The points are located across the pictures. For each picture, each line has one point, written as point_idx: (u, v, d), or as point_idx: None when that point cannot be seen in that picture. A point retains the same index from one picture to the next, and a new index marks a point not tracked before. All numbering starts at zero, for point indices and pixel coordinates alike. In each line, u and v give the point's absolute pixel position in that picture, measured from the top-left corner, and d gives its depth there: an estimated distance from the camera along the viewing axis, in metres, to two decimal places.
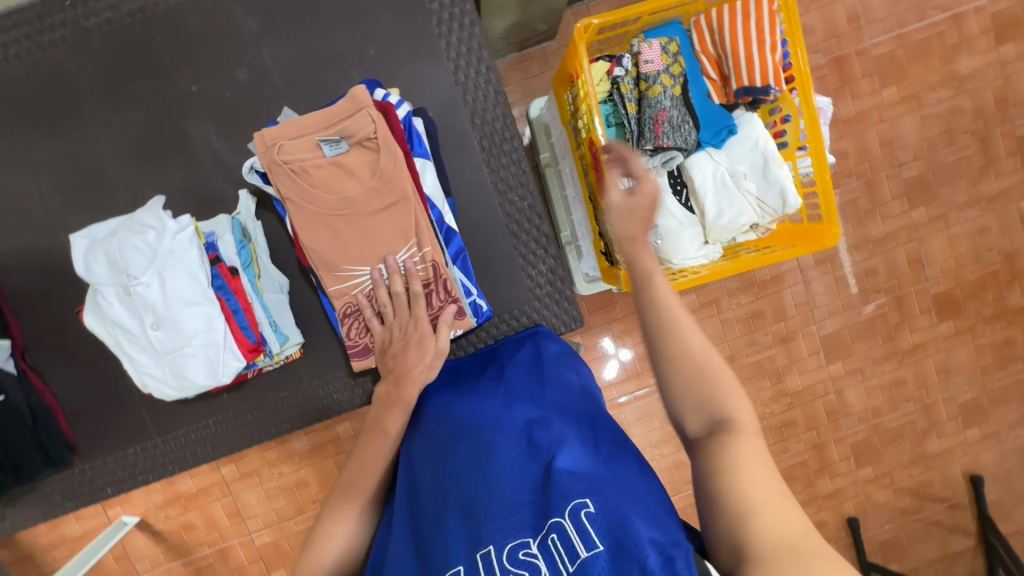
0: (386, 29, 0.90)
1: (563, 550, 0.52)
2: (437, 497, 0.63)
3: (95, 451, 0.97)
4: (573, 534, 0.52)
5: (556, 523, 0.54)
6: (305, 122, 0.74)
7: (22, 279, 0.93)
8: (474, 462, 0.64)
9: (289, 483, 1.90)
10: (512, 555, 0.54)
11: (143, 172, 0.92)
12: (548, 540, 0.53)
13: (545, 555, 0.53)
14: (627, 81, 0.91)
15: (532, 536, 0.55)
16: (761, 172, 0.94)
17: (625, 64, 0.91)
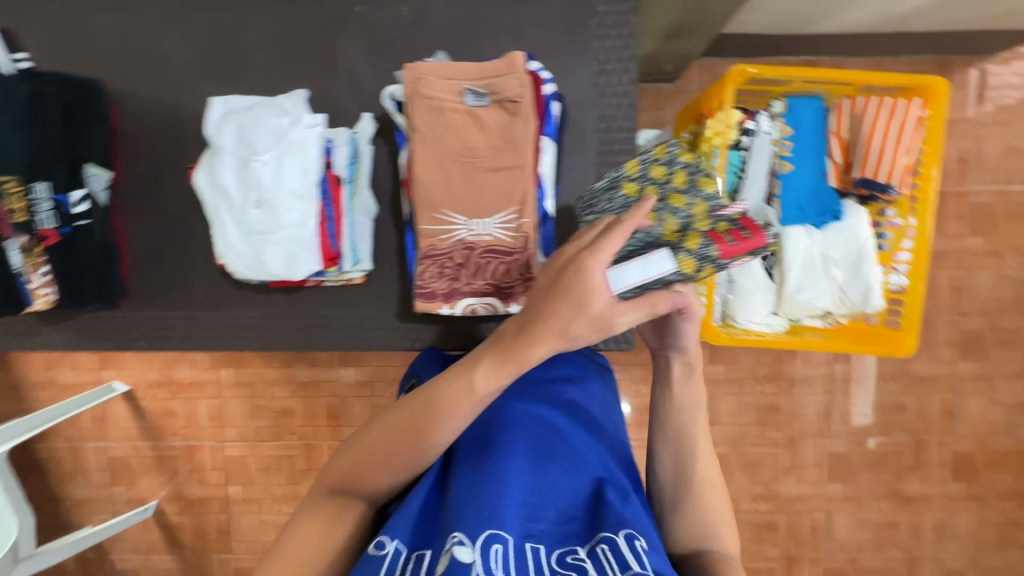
0: (548, 13, 0.94)
1: (615, 562, 0.53)
2: (490, 462, 0.63)
3: (144, 302, 1.00)
4: (626, 553, 0.53)
5: (608, 536, 0.56)
6: (457, 69, 0.77)
7: (137, 123, 0.98)
8: (530, 454, 0.65)
9: (275, 408, 1.92)
10: (559, 559, 0.55)
11: (284, 68, 0.96)
12: (598, 551, 0.55)
13: (594, 561, 0.53)
14: (757, 136, 0.93)
15: (580, 547, 0.56)
16: (852, 263, 0.95)
17: (760, 121, 0.93)
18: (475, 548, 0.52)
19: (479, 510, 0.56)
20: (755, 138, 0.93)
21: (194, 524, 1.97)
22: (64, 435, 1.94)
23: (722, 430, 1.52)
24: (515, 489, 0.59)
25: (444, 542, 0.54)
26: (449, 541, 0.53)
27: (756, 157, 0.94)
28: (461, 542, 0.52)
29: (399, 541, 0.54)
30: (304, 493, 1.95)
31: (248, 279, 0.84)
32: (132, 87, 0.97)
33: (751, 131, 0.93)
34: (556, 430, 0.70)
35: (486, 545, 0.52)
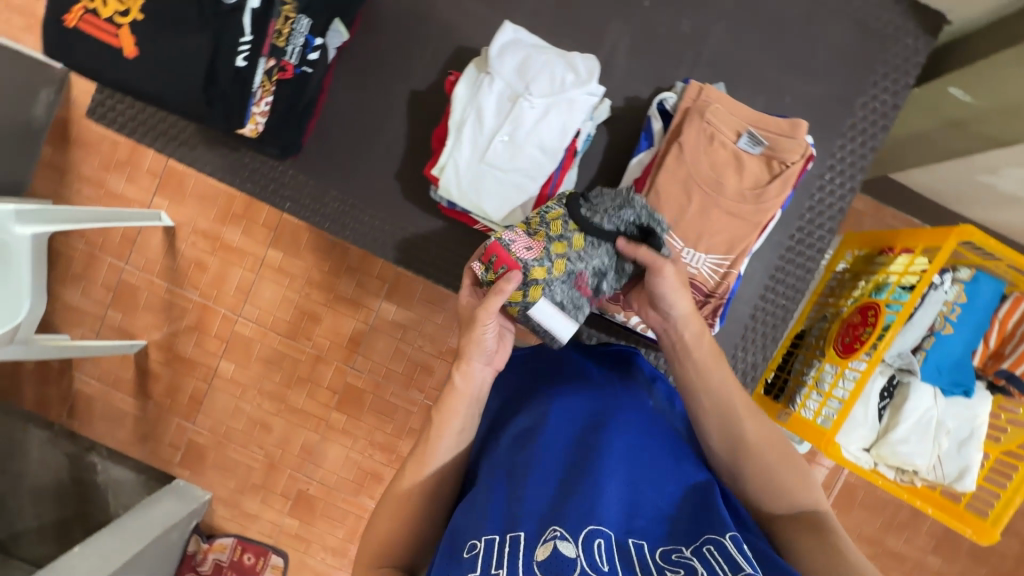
0: (811, 94, 0.96)
1: (723, 562, 0.50)
2: (577, 463, 0.61)
3: (310, 167, 0.98)
4: (734, 553, 0.51)
5: (713, 538, 0.53)
6: (745, 112, 0.79)
7: (392, 2, 0.95)
8: (617, 450, 0.63)
9: (301, 306, 1.45)
10: (664, 556, 0.52)
11: (551, 19, 0.95)
12: (704, 550, 0.52)
13: (701, 560, 0.51)
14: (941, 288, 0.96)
15: (683, 546, 0.53)
16: (960, 439, 0.99)
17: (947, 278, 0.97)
18: (578, 543, 0.51)
19: (571, 508, 0.55)
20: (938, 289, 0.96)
21: None
22: None
23: None
24: (608, 485, 0.58)
25: (542, 532, 0.53)
26: (549, 534, 0.52)
27: (928, 306, 0.97)
28: (563, 536, 0.51)
29: (497, 535, 0.54)
30: (293, 404, 1.48)
31: (448, 200, 0.83)
32: None
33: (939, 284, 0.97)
34: (640, 427, 0.67)
35: (589, 541, 0.51)
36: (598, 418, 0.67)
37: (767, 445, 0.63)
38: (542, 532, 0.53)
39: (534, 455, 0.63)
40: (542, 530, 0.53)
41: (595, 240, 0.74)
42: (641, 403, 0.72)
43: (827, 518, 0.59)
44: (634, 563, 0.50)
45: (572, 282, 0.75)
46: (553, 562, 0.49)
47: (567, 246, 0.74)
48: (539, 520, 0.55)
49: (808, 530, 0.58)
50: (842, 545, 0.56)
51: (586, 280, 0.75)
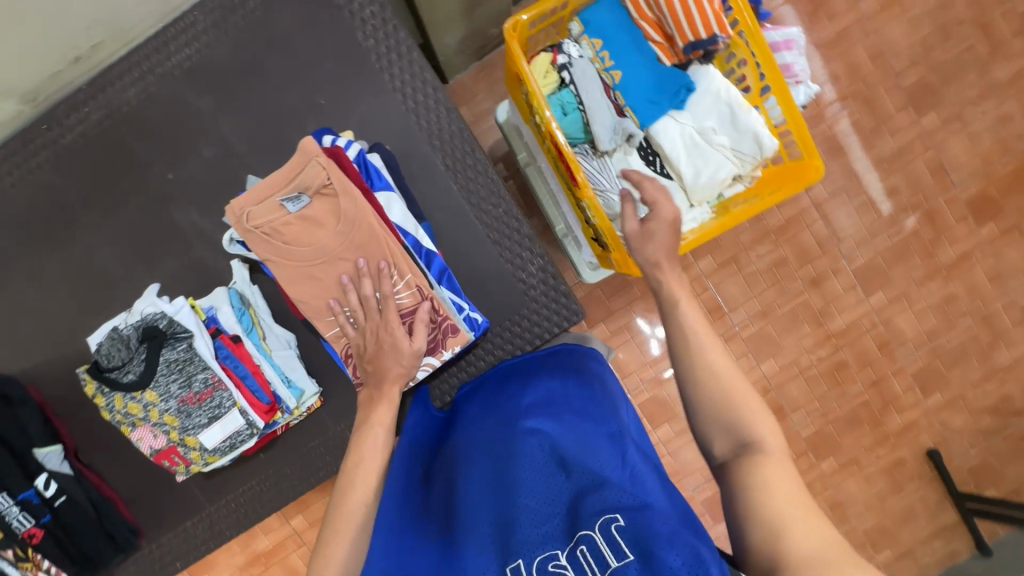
0: (329, 77, 0.93)
1: (594, 562, 0.54)
2: (455, 503, 0.66)
3: (157, 530, 1.02)
4: (603, 546, 0.55)
5: (585, 534, 0.56)
6: (265, 188, 0.77)
7: (58, 384, 1.00)
8: (493, 475, 0.66)
9: None
10: (541, 564, 0.57)
11: (143, 262, 0.97)
12: (579, 550, 0.56)
13: (573, 564, 0.55)
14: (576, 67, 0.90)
15: (559, 548, 0.57)
16: (730, 122, 0.92)
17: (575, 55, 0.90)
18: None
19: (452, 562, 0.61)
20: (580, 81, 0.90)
21: None
22: None
23: (747, 309, 1.50)
24: (476, 516, 0.63)
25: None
26: None
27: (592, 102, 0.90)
28: None
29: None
30: None
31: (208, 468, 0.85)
32: (33, 359, 0.99)
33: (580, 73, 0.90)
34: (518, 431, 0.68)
35: None
36: (474, 446, 0.70)
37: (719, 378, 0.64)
38: None
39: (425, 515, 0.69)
40: None
41: (151, 381, 0.78)
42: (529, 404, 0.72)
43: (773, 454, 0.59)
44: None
45: (185, 405, 0.79)
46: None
47: (153, 405, 0.78)
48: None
49: (743, 456, 0.60)
50: (762, 471, 0.58)
51: (192, 394, 0.79)
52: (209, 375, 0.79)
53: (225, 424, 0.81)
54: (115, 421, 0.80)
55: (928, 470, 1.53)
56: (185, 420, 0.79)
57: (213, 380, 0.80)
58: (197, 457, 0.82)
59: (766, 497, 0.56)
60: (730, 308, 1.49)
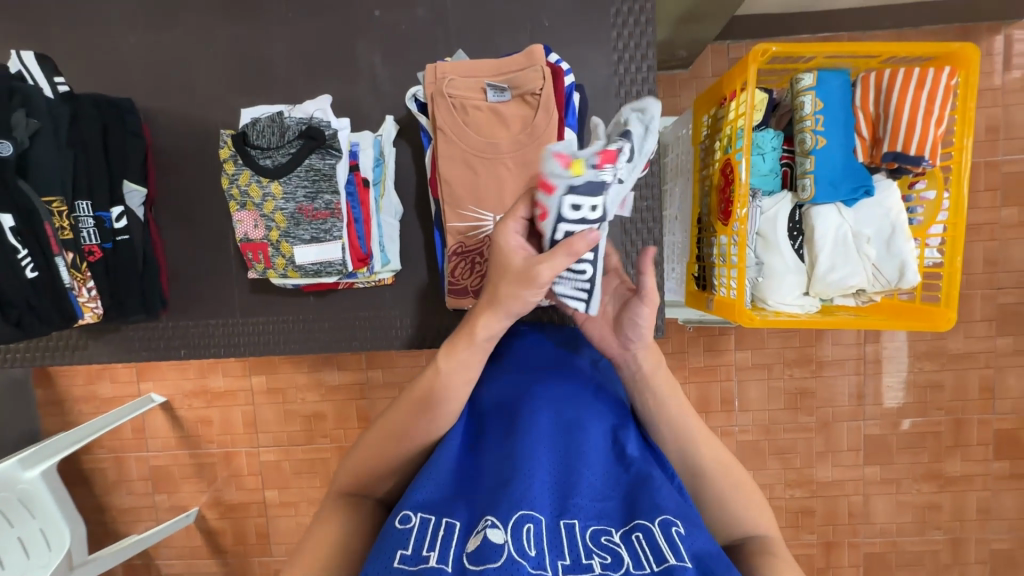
0: (565, 6, 0.94)
1: (649, 550, 0.52)
2: (517, 437, 0.64)
3: (183, 312, 1.04)
4: (661, 540, 0.52)
5: (642, 524, 0.54)
6: (477, 67, 0.78)
7: (170, 137, 1.01)
8: (555, 438, 0.65)
9: None
10: (593, 538, 0.54)
11: (308, 74, 0.98)
12: (634, 536, 0.53)
13: (629, 547, 0.52)
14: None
15: (615, 530, 0.55)
16: (885, 239, 0.93)
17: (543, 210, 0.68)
18: (508, 530, 0.52)
19: (504, 494, 0.56)
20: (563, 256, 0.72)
21: (236, 530, 2.01)
22: (108, 446, 2.00)
23: (756, 416, 1.53)
24: (537, 461, 0.60)
25: (476, 523, 0.54)
26: (482, 525, 0.53)
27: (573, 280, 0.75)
28: (493, 524, 0.52)
29: (432, 517, 0.55)
30: None
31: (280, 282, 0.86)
32: (162, 104, 1.00)
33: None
34: (584, 413, 0.70)
35: (516, 524, 0.52)
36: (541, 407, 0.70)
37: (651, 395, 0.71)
38: (477, 523, 0.54)
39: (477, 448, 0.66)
40: (477, 520, 0.54)
41: (285, 177, 0.79)
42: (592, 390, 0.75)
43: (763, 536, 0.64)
44: (564, 548, 0.52)
45: (302, 216, 0.80)
46: (480, 551, 0.49)
47: (273, 199, 0.79)
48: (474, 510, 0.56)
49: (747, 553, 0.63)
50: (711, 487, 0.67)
51: (311, 208, 0.80)
52: (335, 199, 0.80)
53: (324, 250, 0.81)
54: (227, 194, 0.81)
55: None
56: (295, 227, 0.80)
57: (336, 206, 0.80)
58: (280, 266, 0.82)
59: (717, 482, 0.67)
60: (741, 407, 1.52)
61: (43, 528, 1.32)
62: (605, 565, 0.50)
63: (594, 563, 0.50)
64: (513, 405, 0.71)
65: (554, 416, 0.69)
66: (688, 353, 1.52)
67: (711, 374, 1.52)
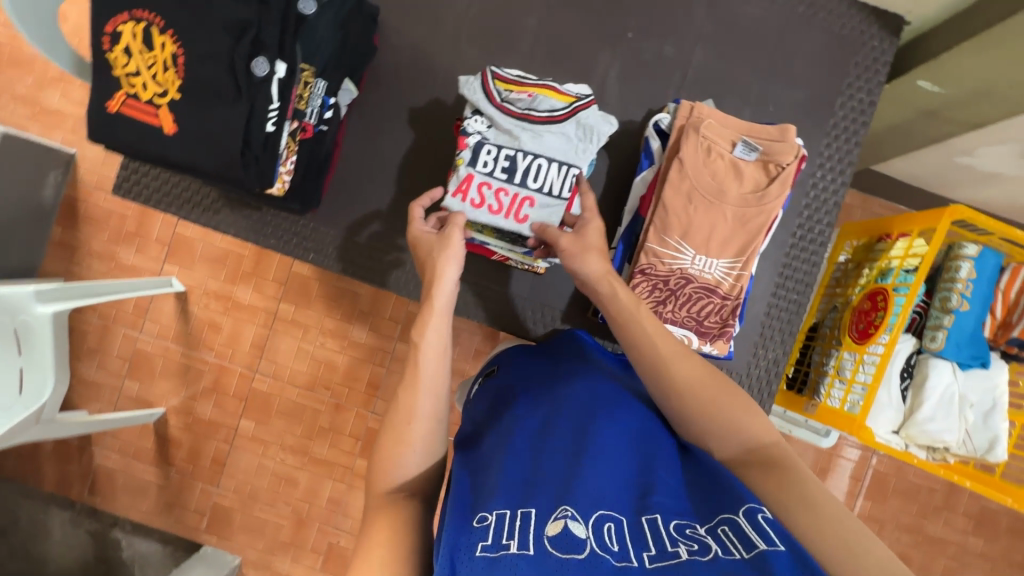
0: (792, 100, 1.03)
1: (740, 542, 0.49)
2: (583, 434, 0.64)
3: (329, 218, 1.02)
4: (750, 529, 0.51)
5: (729, 517, 0.53)
6: (736, 122, 0.85)
7: (394, 56, 1.02)
8: (627, 441, 0.65)
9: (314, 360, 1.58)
10: (678, 529, 0.52)
11: (545, 59, 1.03)
12: (722, 530, 0.52)
13: (717, 539, 0.50)
14: (495, 138, 0.83)
15: (700, 524, 0.53)
16: (983, 411, 1.02)
17: (479, 160, 0.82)
18: (588, 525, 0.51)
19: (578, 490, 0.56)
20: (532, 160, 0.83)
21: (191, 446, 1.82)
22: (100, 311, 1.84)
23: None
24: (605, 461, 0.60)
25: (553, 511, 0.54)
26: (559, 513, 0.53)
27: (559, 145, 0.83)
28: (574, 517, 0.52)
29: (508, 510, 0.55)
30: (318, 455, 1.81)
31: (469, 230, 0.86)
32: (404, 23, 1.01)
33: (508, 158, 0.83)
34: (641, 418, 0.69)
35: (598, 523, 0.52)
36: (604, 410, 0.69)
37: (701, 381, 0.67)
38: (552, 510, 0.54)
39: (538, 437, 0.66)
40: (553, 508, 0.54)
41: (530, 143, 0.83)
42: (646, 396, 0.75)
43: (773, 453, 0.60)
44: (648, 540, 0.51)
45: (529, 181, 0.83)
46: (563, 539, 0.50)
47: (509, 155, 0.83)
48: (549, 497, 0.56)
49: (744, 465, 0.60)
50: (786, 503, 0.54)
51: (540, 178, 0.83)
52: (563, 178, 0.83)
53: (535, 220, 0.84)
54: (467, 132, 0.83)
55: None
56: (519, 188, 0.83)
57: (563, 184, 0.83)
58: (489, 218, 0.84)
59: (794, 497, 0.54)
60: None
61: (26, 369, 1.26)
62: (693, 552, 0.48)
63: (682, 551, 0.49)
64: (574, 401, 0.71)
65: (611, 413, 0.68)
66: None
67: None
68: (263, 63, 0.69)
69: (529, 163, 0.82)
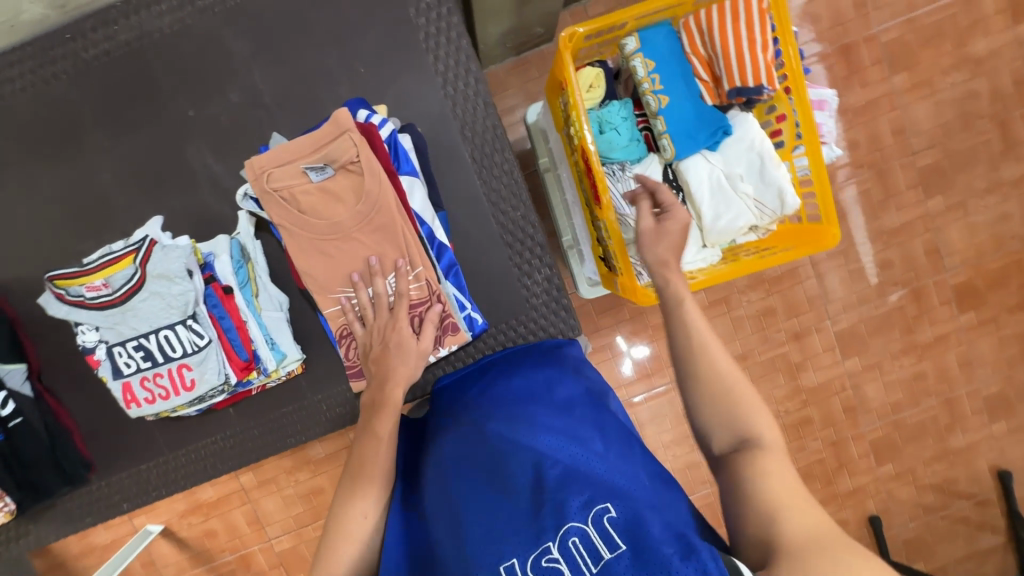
0: (374, 45, 0.91)
1: (586, 554, 0.56)
2: (452, 490, 0.66)
3: (112, 466, 1.00)
4: (596, 540, 0.57)
5: (575, 527, 0.58)
6: (290, 150, 0.75)
7: (35, 301, 0.96)
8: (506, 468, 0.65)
9: None
10: (534, 563, 0.58)
11: (145, 195, 0.94)
12: (570, 544, 0.57)
13: (567, 559, 0.57)
14: (111, 337, 0.77)
15: (551, 542, 0.58)
16: (757, 173, 0.92)
17: (116, 365, 0.77)
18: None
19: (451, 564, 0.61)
20: (156, 334, 0.77)
21: None
22: None
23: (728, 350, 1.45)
24: (468, 511, 0.63)
25: None
26: None
27: (165, 306, 0.76)
28: None
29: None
30: None
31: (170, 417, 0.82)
32: (17, 271, 0.95)
33: (139, 346, 0.77)
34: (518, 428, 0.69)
35: None
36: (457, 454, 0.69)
37: (723, 379, 0.64)
38: None
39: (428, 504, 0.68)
40: None
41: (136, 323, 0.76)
42: (539, 402, 0.74)
43: (766, 443, 0.60)
44: None
45: (171, 355, 0.77)
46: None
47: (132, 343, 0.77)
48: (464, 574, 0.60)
49: (742, 450, 0.61)
50: (760, 490, 0.57)
51: (175, 342, 0.77)
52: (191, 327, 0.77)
53: (203, 378, 0.78)
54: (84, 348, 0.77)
55: (867, 536, 1.52)
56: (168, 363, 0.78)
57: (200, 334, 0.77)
58: (170, 403, 0.80)
59: (771, 483, 0.57)
60: None
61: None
62: None
63: None
64: (445, 449, 0.71)
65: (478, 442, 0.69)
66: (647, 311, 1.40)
67: None
68: None
69: (156, 341, 0.77)
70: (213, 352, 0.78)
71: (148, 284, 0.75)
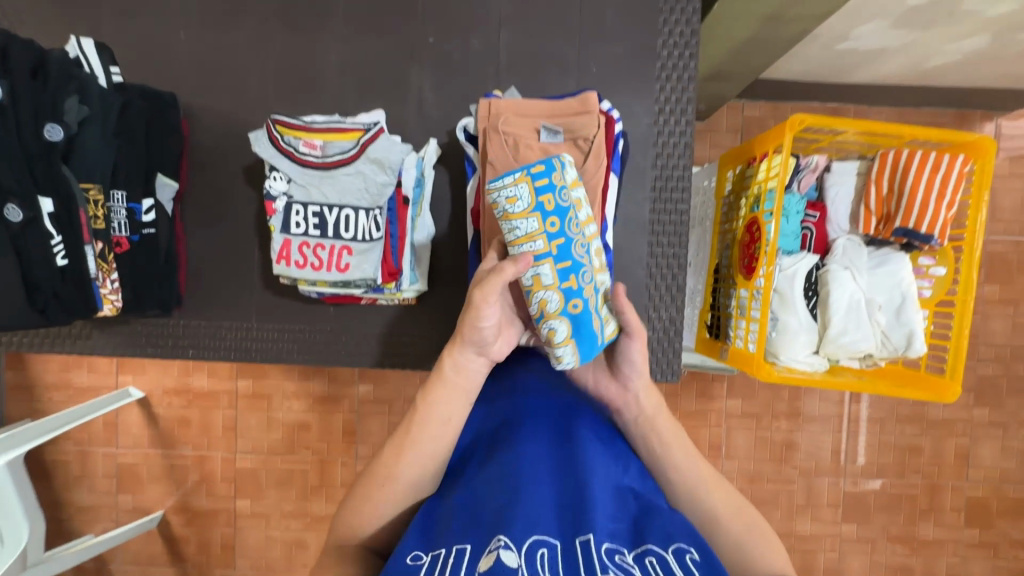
0: (614, 54, 0.98)
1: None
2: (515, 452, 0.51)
3: (196, 311, 1.01)
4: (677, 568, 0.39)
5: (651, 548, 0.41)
6: (532, 108, 0.82)
7: (209, 135, 1.00)
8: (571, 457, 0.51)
9: (288, 422, 1.37)
10: (607, 554, 0.40)
11: (356, 91, 0.99)
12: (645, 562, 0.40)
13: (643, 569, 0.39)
14: (298, 196, 0.80)
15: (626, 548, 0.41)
16: (896, 309, 0.98)
17: (289, 222, 0.80)
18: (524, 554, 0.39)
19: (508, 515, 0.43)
20: (340, 210, 0.81)
21: (199, 538, 1.41)
22: None
23: (739, 465, 1.37)
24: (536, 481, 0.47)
25: (487, 543, 0.41)
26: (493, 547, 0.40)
27: (361, 192, 0.81)
28: (508, 545, 0.39)
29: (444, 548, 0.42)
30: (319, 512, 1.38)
31: (299, 287, 0.84)
32: (208, 101, 0.99)
33: (317, 214, 0.81)
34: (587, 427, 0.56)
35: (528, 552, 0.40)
36: (533, 417, 0.57)
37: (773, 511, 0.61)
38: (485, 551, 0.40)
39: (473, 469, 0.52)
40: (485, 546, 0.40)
41: (326, 195, 0.80)
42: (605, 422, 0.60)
43: None
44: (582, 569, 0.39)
45: (338, 235, 0.81)
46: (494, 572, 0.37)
47: (311, 210, 0.81)
48: (489, 525, 0.43)
49: None
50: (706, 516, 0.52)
51: (348, 226, 0.81)
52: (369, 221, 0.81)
53: (356, 268, 0.81)
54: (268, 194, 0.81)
55: None
56: (331, 241, 0.81)
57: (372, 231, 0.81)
58: (312, 277, 0.82)
59: None
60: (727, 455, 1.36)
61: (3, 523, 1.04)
62: None
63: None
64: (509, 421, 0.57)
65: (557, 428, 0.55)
66: (679, 396, 1.36)
67: (702, 419, 1.36)
68: (15, 209, 0.72)
69: (336, 216, 0.81)
70: (378, 249, 0.81)
71: (355, 163, 0.81)
